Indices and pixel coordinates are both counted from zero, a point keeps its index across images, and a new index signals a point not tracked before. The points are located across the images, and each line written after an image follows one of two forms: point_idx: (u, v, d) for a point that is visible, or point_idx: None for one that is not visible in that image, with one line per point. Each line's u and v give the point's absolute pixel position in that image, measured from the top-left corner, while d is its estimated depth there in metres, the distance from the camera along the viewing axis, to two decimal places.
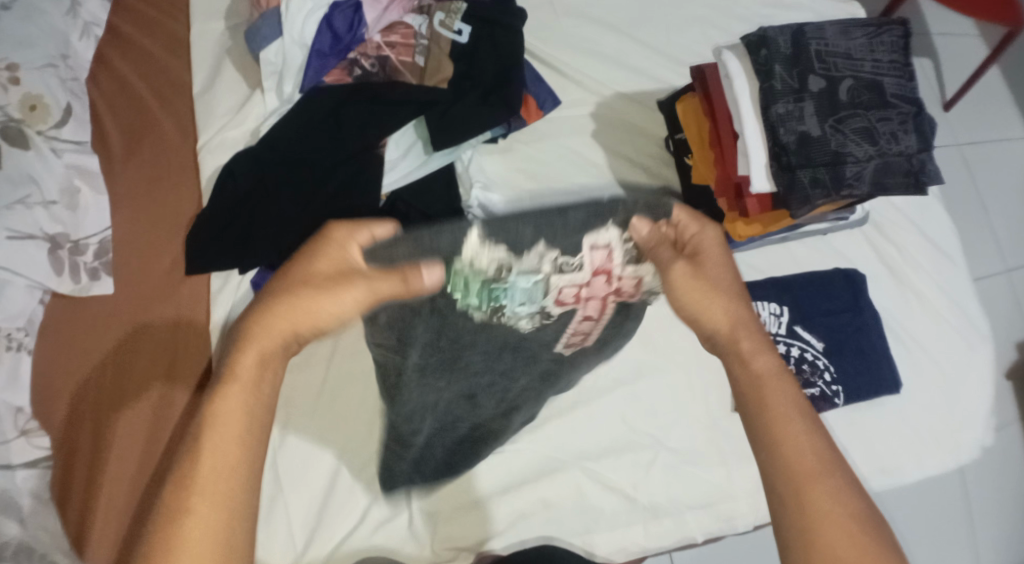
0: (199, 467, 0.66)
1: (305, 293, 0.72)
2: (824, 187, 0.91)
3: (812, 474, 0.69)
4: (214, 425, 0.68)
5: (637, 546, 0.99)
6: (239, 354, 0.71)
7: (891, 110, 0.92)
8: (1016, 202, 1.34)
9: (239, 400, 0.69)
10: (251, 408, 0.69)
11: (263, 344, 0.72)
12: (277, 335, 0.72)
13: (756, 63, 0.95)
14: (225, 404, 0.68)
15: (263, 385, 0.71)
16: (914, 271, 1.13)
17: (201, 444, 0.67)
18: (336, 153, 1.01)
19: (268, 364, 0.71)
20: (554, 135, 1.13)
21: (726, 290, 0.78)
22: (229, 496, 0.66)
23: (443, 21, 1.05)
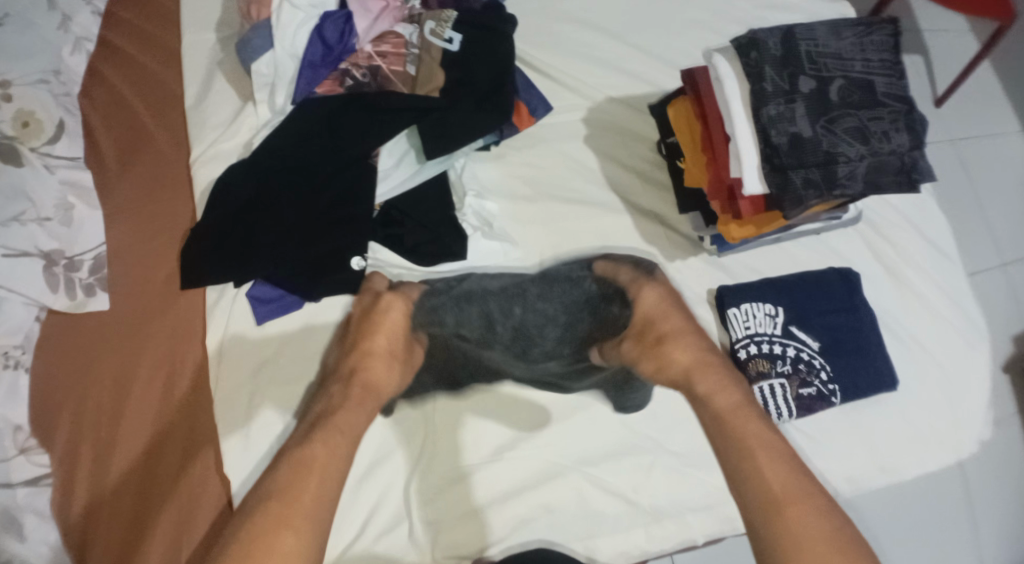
0: (300, 494, 0.73)
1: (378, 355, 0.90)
2: (816, 187, 0.91)
3: (782, 497, 0.71)
4: (310, 464, 0.76)
5: (638, 549, 0.99)
6: (342, 409, 0.83)
7: (882, 109, 0.93)
8: (1011, 197, 1.34)
9: (332, 443, 0.79)
10: (338, 450, 0.78)
11: (349, 407, 0.84)
12: (363, 399, 0.85)
13: (747, 64, 0.95)
14: (325, 446, 0.78)
15: (353, 438, 0.81)
16: (910, 268, 1.13)
17: (301, 475, 0.75)
18: (329, 163, 1.01)
19: (356, 416, 0.83)
20: (548, 141, 1.13)
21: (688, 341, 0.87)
22: (315, 522, 0.72)
23: (433, 29, 1.05)
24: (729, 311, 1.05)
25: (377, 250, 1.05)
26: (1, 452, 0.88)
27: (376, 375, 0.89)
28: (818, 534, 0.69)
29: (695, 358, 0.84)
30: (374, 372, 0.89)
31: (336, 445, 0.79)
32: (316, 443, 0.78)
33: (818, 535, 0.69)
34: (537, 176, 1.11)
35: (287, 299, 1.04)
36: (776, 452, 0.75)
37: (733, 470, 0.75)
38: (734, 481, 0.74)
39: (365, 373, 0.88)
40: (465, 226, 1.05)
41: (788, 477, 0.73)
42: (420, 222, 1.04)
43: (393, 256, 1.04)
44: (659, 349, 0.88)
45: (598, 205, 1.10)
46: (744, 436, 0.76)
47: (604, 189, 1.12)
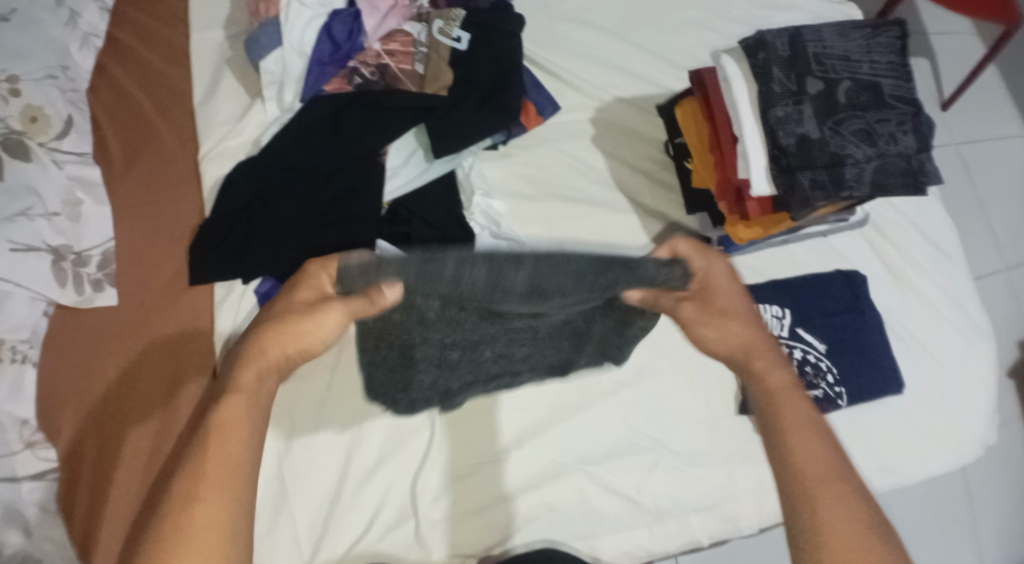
0: (204, 466, 0.68)
1: (289, 322, 0.76)
2: (824, 188, 0.91)
3: (812, 477, 0.70)
4: (212, 441, 0.69)
5: (642, 549, 0.99)
6: (241, 371, 0.74)
7: (890, 111, 0.93)
8: (1015, 201, 1.34)
9: (238, 412, 0.71)
10: (248, 422, 0.71)
11: (251, 372, 0.74)
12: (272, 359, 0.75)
13: (754, 66, 0.95)
14: (223, 417, 0.70)
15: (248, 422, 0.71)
16: (915, 271, 1.14)
17: (205, 447, 0.69)
18: (335, 162, 1.01)
19: (265, 378, 0.74)
20: (555, 141, 1.13)
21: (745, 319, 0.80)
22: (237, 492, 0.68)
23: (442, 28, 1.05)
24: None
25: None
26: (7, 447, 0.88)
27: (296, 330, 0.76)
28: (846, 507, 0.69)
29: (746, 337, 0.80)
30: (298, 321, 0.76)
31: (245, 417, 0.71)
32: (222, 403, 0.71)
33: (846, 511, 0.69)
34: (543, 176, 1.11)
35: None
36: (818, 433, 0.73)
37: (771, 458, 0.73)
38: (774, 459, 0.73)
39: (281, 329, 0.76)
40: (473, 224, 1.04)
41: (823, 454, 0.72)
42: (426, 219, 1.03)
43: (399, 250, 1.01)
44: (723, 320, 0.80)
45: (604, 205, 1.10)
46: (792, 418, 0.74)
47: (611, 190, 1.12)
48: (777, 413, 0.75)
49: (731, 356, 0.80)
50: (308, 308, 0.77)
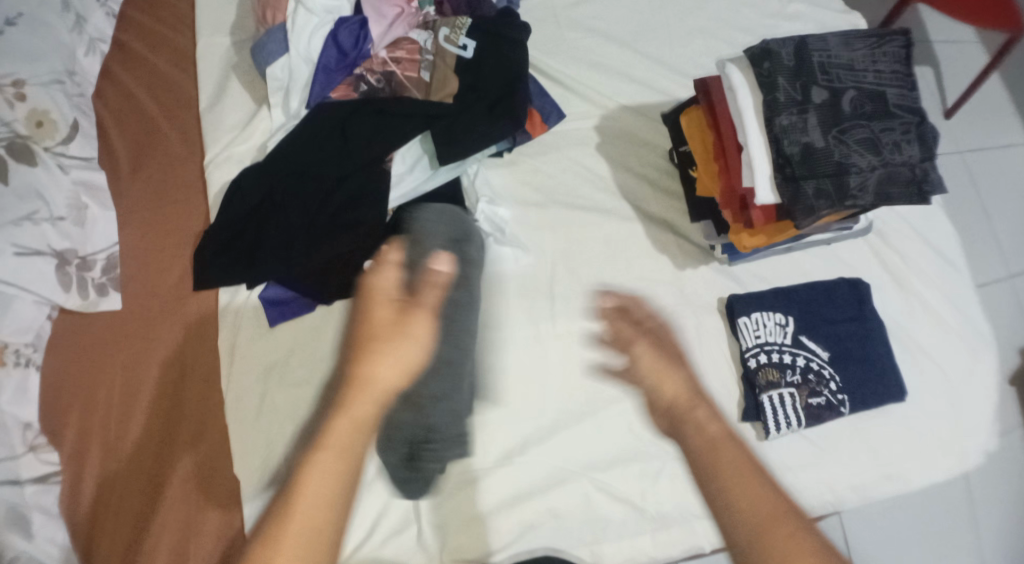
0: (291, 516, 0.61)
1: (373, 350, 0.65)
2: (828, 197, 0.92)
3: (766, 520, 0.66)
4: (300, 484, 0.62)
5: (646, 555, 0.99)
6: (331, 420, 0.64)
7: (894, 120, 0.94)
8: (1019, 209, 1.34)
9: (332, 464, 0.63)
10: (343, 472, 0.63)
11: (344, 418, 0.63)
12: (373, 390, 0.64)
13: (759, 75, 0.95)
14: (313, 471, 0.62)
15: (352, 462, 0.63)
16: (919, 279, 1.14)
17: (292, 499, 0.61)
18: (340, 167, 1.01)
19: (354, 433, 0.63)
20: (560, 148, 1.13)
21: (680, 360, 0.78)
22: (319, 543, 0.61)
23: (448, 36, 1.05)
24: (740, 319, 1.06)
25: None
26: (11, 451, 0.87)
27: (382, 356, 0.65)
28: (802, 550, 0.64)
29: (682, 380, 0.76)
30: (395, 343, 0.66)
31: (332, 469, 0.62)
32: (314, 455, 0.63)
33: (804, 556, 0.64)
34: (548, 183, 1.11)
35: (300, 302, 1.03)
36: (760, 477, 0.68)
37: (717, 504, 0.68)
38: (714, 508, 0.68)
39: (371, 358, 0.65)
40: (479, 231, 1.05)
41: (763, 494, 0.67)
42: None
43: None
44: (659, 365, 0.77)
45: (608, 212, 1.11)
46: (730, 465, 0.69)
47: (615, 196, 1.12)
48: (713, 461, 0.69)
49: (667, 397, 0.75)
50: (393, 327, 0.67)
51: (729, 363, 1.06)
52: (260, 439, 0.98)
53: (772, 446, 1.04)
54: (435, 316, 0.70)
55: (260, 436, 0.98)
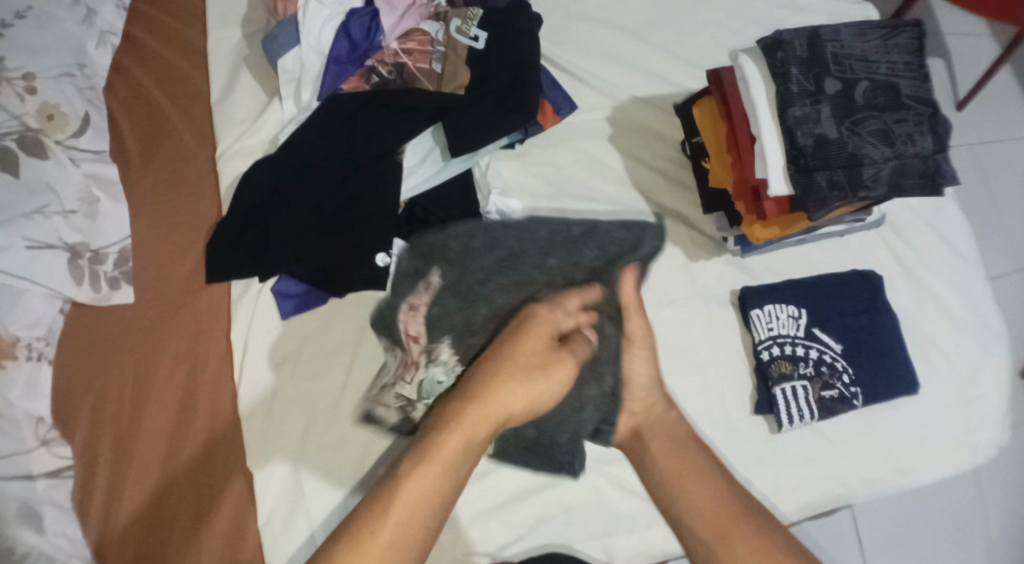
0: (387, 512, 0.62)
1: (509, 374, 0.69)
2: (841, 189, 0.92)
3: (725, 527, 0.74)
4: (401, 488, 0.63)
5: (657, 549, 0.99)
6: (443, 431, 0.65)
7: (907, 111, 0.94)
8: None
9: (434, 473, 0.64)
10: (441, 485, 0.64)
11: (461, 433, 0.66)
12: (493, 414, 0.67)
13: (772, 65, 0.95)
14: (417, 476, 0.64)
15: (454, 473, 0.65)
16: (931, 272, 1.13)
17: (389, 498, 0.63)
18: (352, 160, 1.01)
19: (465, 452, 0.66)
20: (572, 140, 1.11)
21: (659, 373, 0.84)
22: (405, 545, 0.62)
23: (459, 27, 1.05)
24: (752, 312, 1.05)
25: None
26: (22, 445, 0.87)
27: (512, 387, 0.69)
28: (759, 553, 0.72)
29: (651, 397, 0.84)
30: (530, 378, 0.69)
31: (433, 485, 0.64)
32: (427, 457, 0.65)
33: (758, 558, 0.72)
34: (558, 175, 1.10)
35: (311, 294, 1.02)
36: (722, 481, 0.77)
37: (675, 507, 0.77)
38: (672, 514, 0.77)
39: (502, 385, 0.68)
40: None
41: (718, 500, 0.76)
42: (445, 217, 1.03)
43: None
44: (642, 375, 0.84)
45: (621, 204, 1.09)
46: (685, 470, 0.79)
47: (626, 188, 1.10)
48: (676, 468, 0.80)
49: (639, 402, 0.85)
50: (538, 363, 0.71)
51: (743, 356, 1.07)
52: (274, 438, 0.97)
53: (783, 439, 1.04)
54: (578, 368, 0.73)
55: (273, 431, 0.98)
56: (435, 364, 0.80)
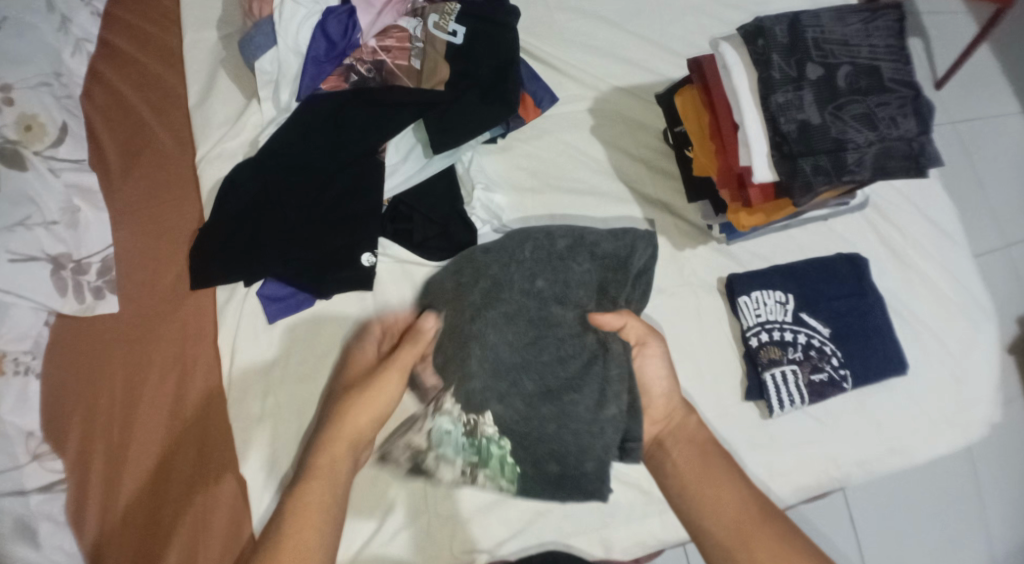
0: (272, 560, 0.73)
1: (356, 403, 0.84)
2: (826, 174, 0.92)
3: (747, 528, 0.78)
4: (284, 539, 0.74)
5: (654, 537, 0.98)
6: (307, 483, 0.78)
7: (890, 94, 0.95)
8: (1014, 178, 1.34)
9: (310, 516, 0.76)
10: (321, 519, 0.76)
11: (324, 463, 0.80)
12: (349, 433, 0.82)
13: (754, 53, 0.94)
14: (290, 528, 0.75)
15: (329, 509, 0.77)
16: (917, 253, 1.13)
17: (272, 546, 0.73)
18: (335, 160, 1.00)
19: (327, 484, 0.79)
20: (556, 132, 1.09)
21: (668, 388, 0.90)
22: None
23: (437, 22, 1.04)
24: (740, 298, 1.05)
25: (389, 244, 1.03)
26: (13, 460, 0.87)
27: (368, 404, 0.84)
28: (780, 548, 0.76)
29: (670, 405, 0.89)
30: (373, 392, 0.84)
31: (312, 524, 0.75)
32: (294, 497, 0.77)
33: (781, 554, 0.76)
34: (544, 167, 1.08)
35: (298, 297, 1.00)
36: (739, 483, 0.81)
37: (693, 510, 0.81)
38: (692, 514, 0.80)
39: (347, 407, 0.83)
40: (475, 220, 1.03)
41: (736, 503, 0.80)
42: (430, 216, 1.02)
43: (403, 250, 1.03)
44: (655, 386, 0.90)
45: (607, 196, 1.07)
46: (705, 474, 0.82)
47: (612, 179, 1.08)
48: (695, 473, 0.83)
49: (658, 416, 0.89)
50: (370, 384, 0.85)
51: (732, 344, 1.07)
52: (268, 444, 0.96)
53: (777, 426, 1.04)
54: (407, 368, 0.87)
55: (265, 435, 0.96)
56: (438, 414, 0.89)
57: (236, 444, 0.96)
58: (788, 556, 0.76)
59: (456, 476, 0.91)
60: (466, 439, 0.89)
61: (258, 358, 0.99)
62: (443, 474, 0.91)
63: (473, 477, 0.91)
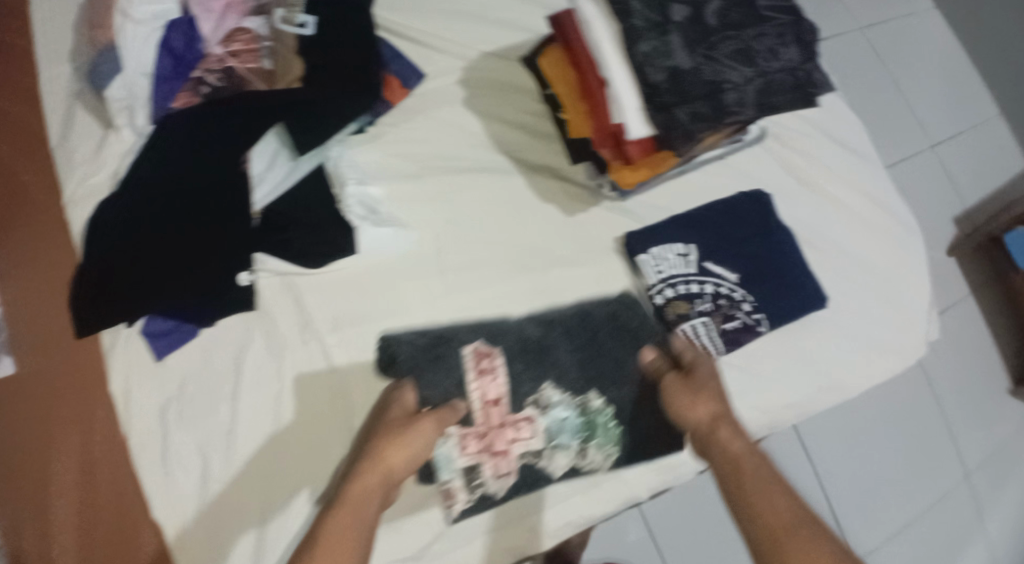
0: None
1: (387, 443, 0.79)
2: (705, 120, 0.87)
3: (788, 522, 0.69)
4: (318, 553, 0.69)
5: (584, 517, 0.96)
6: (329, 512, 0.73)
7: (768, 24, 0.89)
8: (929, 83, 1.35)
9: (347, 523, 0.71)
10: (359, 531, 0.72)
11: (366, 481, 0.76)
12: (381, 469, 0.77)
13: (611, 1, 0.87)
14: (329, 549, 0.69)
15: (370, 510, 0.74)
16: (826, 178, 1.07)
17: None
18: (196, 177, 0.94)
19: (373, 493, 0.75)
20: (427, 111, 1.01)
21: (716, 396, 0.84)
22: None
23: (284, 16, 0.98)
24: (639, 257, 0.98)
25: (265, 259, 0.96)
26: None
27: (397, 444, 0.79)
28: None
29: (720, 408, 0.82)
30: (402, 434, 0.80)
31: (360, 525, 0.72)
32: (334, 508, 0.73)
33: None
34: (420, 150, 1.00)
35: (181, 329, 0.95)
36: (782, 486, 0.72)
37: (735, 500, 0.73)
38: (733, 503, 0.73)
39: (381, 447, 0.79)
40: (352, 217, 0.95)
41: (780, 495, 0.71)
42: (304, 222, 0.94)
43: (281, 262, 0.95)
44: (692, 392, 0.84)
45: (489, 169, 1.00)
46: (752, 468, 0.74)
47: (493, 151, 1.01)
48: (737, 467, 0.75)
49: (702, 426, 0.81)
50: (400, 427, 0.82)
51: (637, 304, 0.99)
52: (182, 480, 0.91)
53: None
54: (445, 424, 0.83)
55: (182, 477, 0.91)
56: (549, 409, 0.93)
57: (150, 496, 0.90)
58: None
59: (570, 461, 0.94)
60: (579, 419, 0.94)
61: (305, 389, 0.94)
62: (560, 463, 0.93)
63: (584, 455, 0.94)
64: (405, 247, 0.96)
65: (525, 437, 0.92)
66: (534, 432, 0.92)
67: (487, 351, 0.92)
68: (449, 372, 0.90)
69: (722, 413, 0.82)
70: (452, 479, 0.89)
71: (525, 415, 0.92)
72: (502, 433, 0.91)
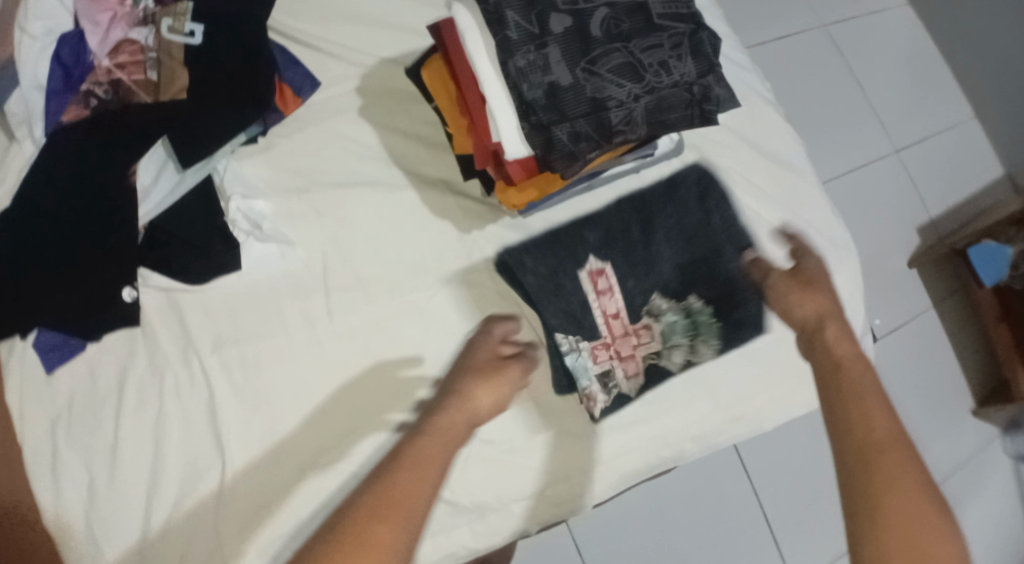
0: (389, 498, 0.66)
1: (470, 378, 0.82)
2: (589, 139, 0.80)
3: (882, 439, 0.69)
4: (393, 481, 0.67)
5: (466, 548, 0.93)
6: (424, 439, 0.73)
7: (661, 34, 0.83)
8: (890, 77, 1.51)
9: (423, 457, 0.71)
10: (438, 463, 0.71)
11: (448, 420, 0.76)
12: (465, 408, 0.78)
13: (485, 11, 0.80)
14: (409, 479, 0.68)
15: (448, 452, 0.73)
16: (744, 190, 1.04)
17: (390, 487, 0.67)
18: (83, 191, 0.91)
19: (454, 432, 0.75)
20: (320, 122, 0.99)
21: (823, 290, 0.85)
22: (399, 531, 0.64)
23: (171, 26, 0.95)
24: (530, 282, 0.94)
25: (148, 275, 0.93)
26: None
27: (475, 394, 0.80)
28: (911, 492, 0.66)
29: (823, 304, 0.83)
30: (488, 382, 0.81)
31: (437, 457, 0.71)
32: (417, 443, 0.72)
33: (916, 517, 0.65)
34: (309, 164, 0.98)
35: (71, 343, 0.92)
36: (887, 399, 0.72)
37: (831, 417, 0.73)
38: (832, 424, 0.72)
39: (469, 384, 0.81)
40: (237, 233, 0.93)
41: (888, 419, 0.71)
42: (188, 238, 0.93)
43: (163, 278, 0.93)
44: (804, 288, 0.86)
45: (384, 184, 0.98)
46: (851, 382, 0.74)
47: (388, 164, 0.99)
48: (837, 378, 0.75)
49: (808, 324, 0.83)
50: (489, 368, 0.83)
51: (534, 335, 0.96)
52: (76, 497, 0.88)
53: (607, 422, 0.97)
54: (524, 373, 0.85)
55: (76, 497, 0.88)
56: (661, 316, 0.99)
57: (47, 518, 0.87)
58: (920, 493, 0.66)
59: (685, 356, 0.99)
60: (688, 321, 0.99)
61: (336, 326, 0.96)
62: (677, 361, 0.99)
63: (694, 350, 0.99)
64: (290, 264, 0.95)
65: (646, 342, 0.98)
66: (654, 337, 0.99)
67: (601, 270, 0.97)
68: (564, 296, 0.95)
69: (825, 310, 0.83)
70: (592, 383, 0.95)
71: (643, 324, 0.98)
72: (627, 340, 0.98)
